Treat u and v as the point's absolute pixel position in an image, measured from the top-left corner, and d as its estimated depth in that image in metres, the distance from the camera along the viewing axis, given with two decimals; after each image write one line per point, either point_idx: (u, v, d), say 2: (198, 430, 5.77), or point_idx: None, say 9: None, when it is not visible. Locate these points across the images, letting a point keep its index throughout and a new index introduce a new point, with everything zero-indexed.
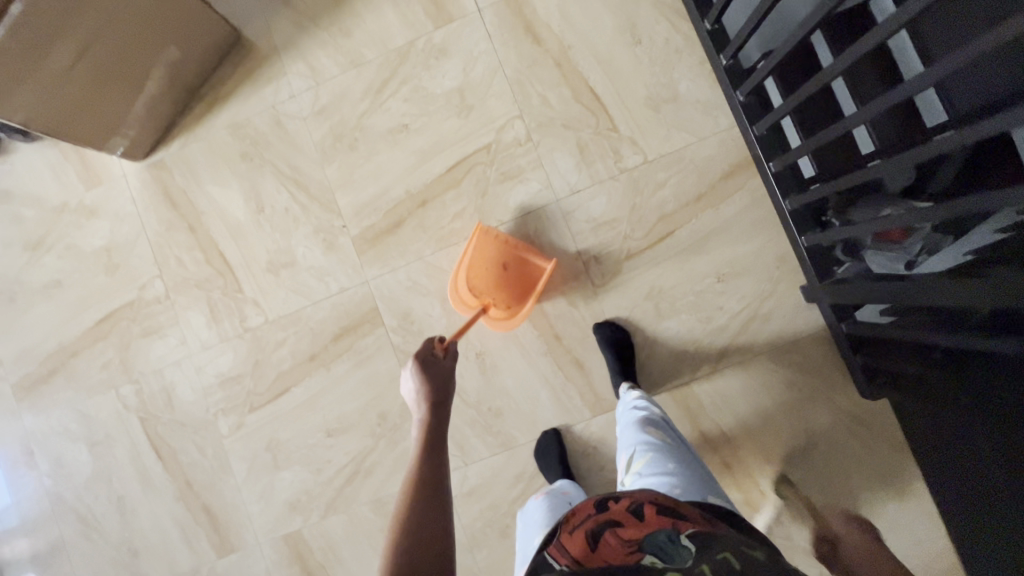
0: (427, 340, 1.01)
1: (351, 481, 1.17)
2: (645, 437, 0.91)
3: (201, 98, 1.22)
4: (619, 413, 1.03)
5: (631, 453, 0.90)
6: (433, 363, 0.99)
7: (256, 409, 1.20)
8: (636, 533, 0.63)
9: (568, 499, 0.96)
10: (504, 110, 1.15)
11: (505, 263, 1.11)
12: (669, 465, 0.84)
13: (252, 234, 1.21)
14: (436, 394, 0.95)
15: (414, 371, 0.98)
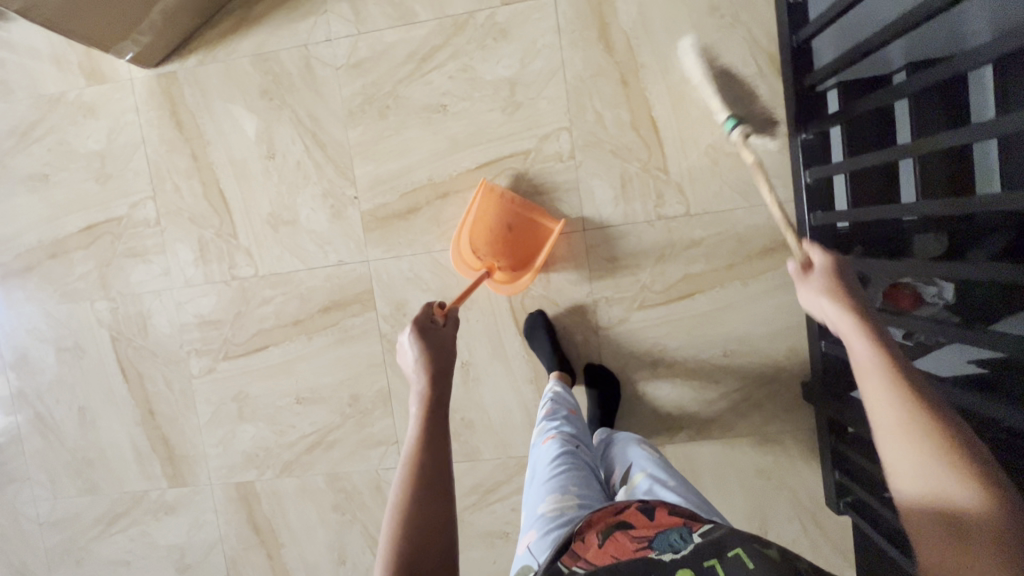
0: (426, 304, 0.88)
1: (311, 450, 1.18)
2: (639, 451, 0.83)
3: (228, 14, 1.10)
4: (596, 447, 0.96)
5: (626, 467, 0.81)
6: (434, 329, 0.85)
7: (231, 358, 1.17)
8: (646, 530, 0.60)
9: (571, 442, 0.83)
10: (553, 119, 1.05)
11: (510, 225, 1.06)
12: (671, 482, 0.74)
13: (257, 180, 1.13)
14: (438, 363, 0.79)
15: (413, 340, 0.81)
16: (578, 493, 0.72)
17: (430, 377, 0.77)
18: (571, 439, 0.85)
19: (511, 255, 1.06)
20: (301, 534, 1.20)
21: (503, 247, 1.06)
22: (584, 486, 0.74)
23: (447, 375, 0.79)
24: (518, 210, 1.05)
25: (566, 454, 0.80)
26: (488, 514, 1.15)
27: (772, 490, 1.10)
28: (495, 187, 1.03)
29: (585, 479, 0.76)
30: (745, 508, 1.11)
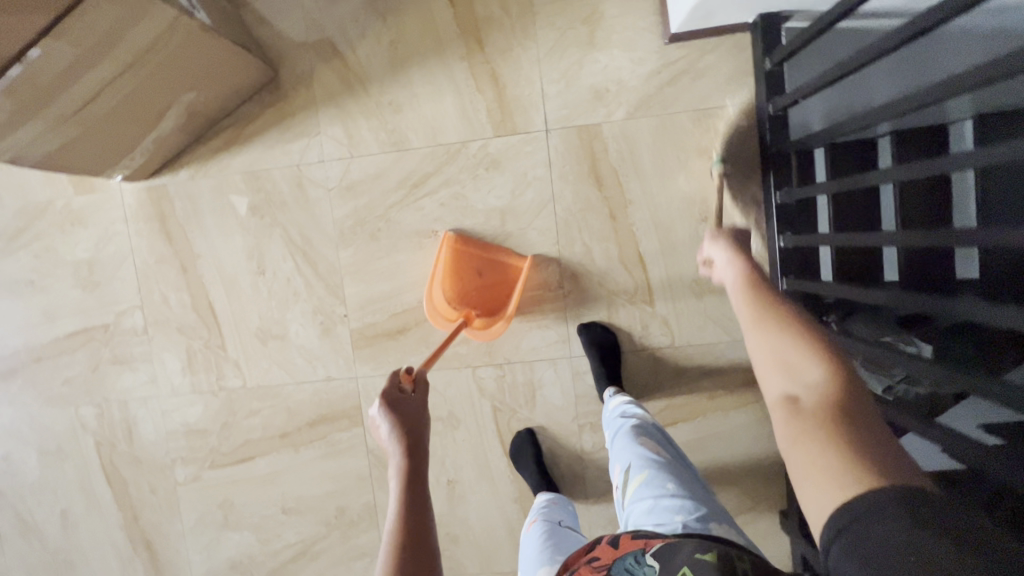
0: (392, 372, 0.85)
1: (295, 560, 1.18)
2: (639, 449, 0.84)
3: (221, 131, 1.09)
4: (604, 419, 0.97)
5: (627, 468, 0.82)
6: (404, 401, 0.82)
7: (216, 467, 1.17)
8: (609, 560, 0.65)
9: (560, 522, 0.90)
10: (542, 248, 1.07)
11: (478, 270, 1.07)
12: (668, 485, 0.77)
13: (247, 294, 1.13)
14: (409, 431, 0.79)
15: (382, 415, 0.80)
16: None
17: (406, 455, 0.76)
18: (559, 518, 0.91)
19: (489, 301, 1.07)
20: None
21: (479, 295, 1.08)
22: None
23: (422, 443, 0.79)
24: (492, 258, 1.07)
25: (556, 535, 0.86)
26: None
27: None
28: (460, 238, 1.05)
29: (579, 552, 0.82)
30: None
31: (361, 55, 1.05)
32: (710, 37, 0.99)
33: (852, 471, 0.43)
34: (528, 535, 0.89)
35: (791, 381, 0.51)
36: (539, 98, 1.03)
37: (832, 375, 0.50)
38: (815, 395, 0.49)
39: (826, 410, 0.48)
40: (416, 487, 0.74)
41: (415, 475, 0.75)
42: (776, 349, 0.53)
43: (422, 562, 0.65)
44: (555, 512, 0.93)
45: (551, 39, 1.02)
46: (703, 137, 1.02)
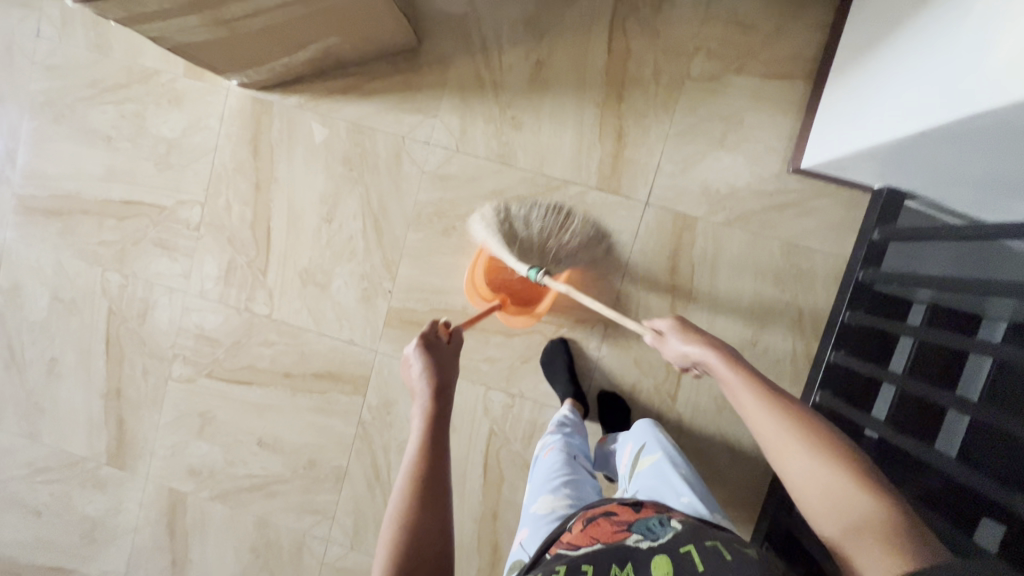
0: (431, 321, 0.87)
1: (251, 490, 1.21)
2: (654, 434, 0.89)
3: (344, 74, 1.10)
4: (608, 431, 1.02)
5: (638, 450, 0.88)
6: (439, 348, 0.83)
7: (212, 379, 1.19)
8: (628, 519, 0.65)
9: (573, 454, 0.90)
10: (596, 307, 1.09)
11: None
12: (676, 471, 0.81)
13: (306, 233, 1.14)
14: (438, 378, 0.79)
15: (415, 355, 0.81)
16: (572, 498, 0.79)
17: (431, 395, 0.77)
18: (576, 453, 0.90)
19: (525, 291, 1.09)
20: (210, 558, 1.23)
21: (515, 281, 1.09)
22: (579, 492, 0.81)
23: (450, 388, 0.79)
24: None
25: (556, 463, 0.86)
26: None
27: None
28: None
29: (581, 484, 0.83)
30: None
31: (504, 61, 1.06)
32: (833, 183, 1.01)
33: (860, 506, 0.56)
34: (541, 458, 0.90)
35: (836, 506, 0.57)
36: (652, 171, 1.05)
37: (878, 500, 0.55)
38: (864, 520, 0.55)
39: (884, 532, 0.53)
40: (438, 427, 0.74)
41: (438, 416, 0.75)
42: (809, 465, 0.60)
43: (439, 499, 0.66)
44: (572, 445, 0.92)
45: (686, 123, 1.04)
46: (784, 269, 1.05)
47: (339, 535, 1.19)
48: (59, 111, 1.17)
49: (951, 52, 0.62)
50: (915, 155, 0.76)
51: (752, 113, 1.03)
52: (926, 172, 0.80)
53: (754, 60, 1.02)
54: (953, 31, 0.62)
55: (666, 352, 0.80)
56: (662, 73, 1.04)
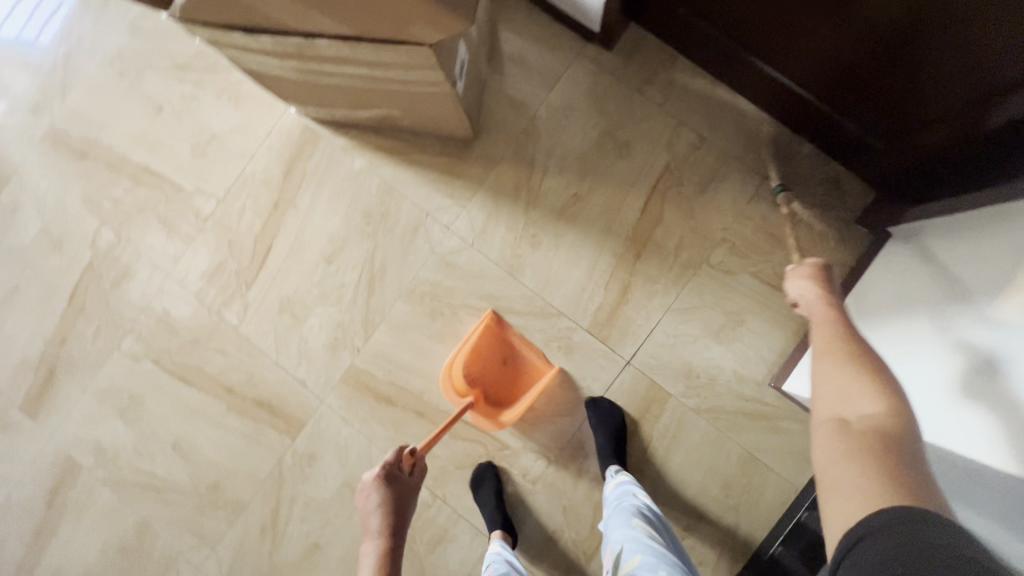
0: (398, 449, 0.88)
1: (148, 487, 1.17)
2: (632, 530, 0.85)
3: (396, 138, 1.14)
4: (608, 499, 0.96)
5: (619, 551, 0.83)
6: (400, 481, 0.86)
7: (157, 366, 1.17)
8: None
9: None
10: (545, 441, 1.08)
11: (504, 359, 1.08)
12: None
13: (303, 265, 1.15)
14: (393, 517, 0.83)
15: (376, 488, 0.84)
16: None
17: (383, 534, 0.81)
18: None
19: (501, 390, 1.07)
20: (78, 540, 1.18)
21: (493, 377, 1.08)
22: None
23: (402, 525, 0.83)
24: (526, 350, 1.07)
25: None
26: None
27: None
28: (500, 321, 1.07)
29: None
30: None
31: (545, 183, 1.10)
32: (807, 414, 1.02)
33: (864, 397, 0.56)
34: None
35: (848, 411, 0.56)
36: (643, 335, 1.06)
37: (888, 413, 0.54)
38: (872, 426, 0.53)
39: (867, 434, 0.53)
40: (388, 571, 0.77)
41: (389, 557, 0.79)
42: (842, 386, 0.59)
43: None
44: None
45: (690, 303, 1.06)
46: (735, 476, 1.04)
47: (212, 567, 1.14)
48: (126, 68, 1.21)
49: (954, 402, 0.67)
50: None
51: (754, 318, 1.05)
52: None
53: (771, 270, 1.05)
54: (960, 378, 0.67)
55: (791, 288, 0.75)
56: (684, 249, 1.07)
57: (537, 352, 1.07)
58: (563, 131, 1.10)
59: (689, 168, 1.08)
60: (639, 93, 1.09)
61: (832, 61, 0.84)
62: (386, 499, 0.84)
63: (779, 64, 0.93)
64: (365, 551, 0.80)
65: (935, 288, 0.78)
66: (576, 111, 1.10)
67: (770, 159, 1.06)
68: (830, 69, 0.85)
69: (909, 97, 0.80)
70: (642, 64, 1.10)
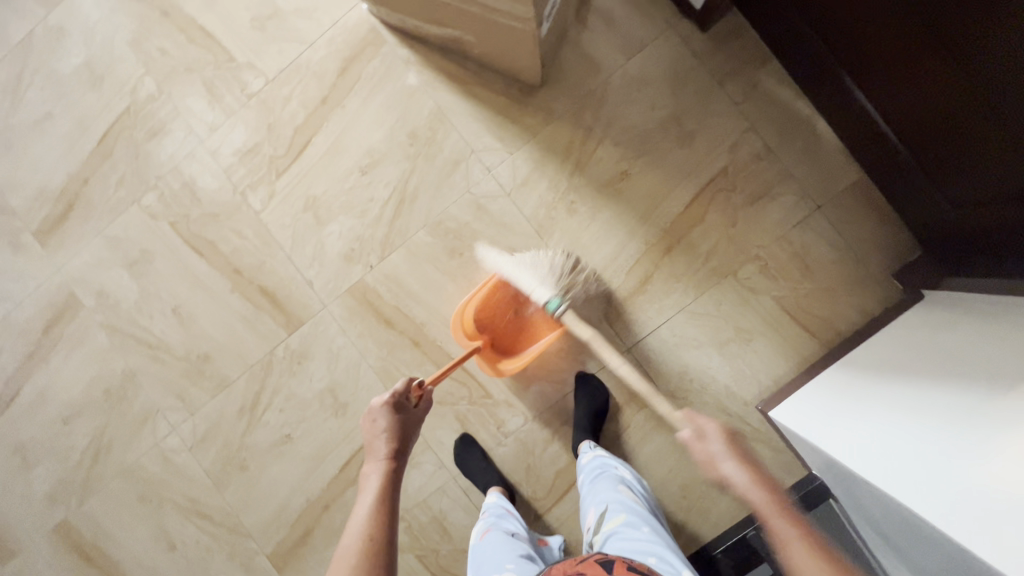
0: (405, 381, 0.89)
1: (142, 342, 1.20)
2: (616, 492, 0.88)
3: (461, 65, 1.09)
4: (580, 470, 0.99)
5: (603, 510, 0.85)
6: (406, 409, 0.88)
7: (173, 229, 1.18)
8: None
9: (509, 533, 0.90)
10: (527, 401, 1.11)
11: (515, 309, 1.08)
12: (642, 528, 0.79)
13: (338, 170, 1.13)
14: (397, 441, 0.86)
15: (383, 413, 0.87)
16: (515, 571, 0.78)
17: (390, 456, 0.84)
18: (512, 531, 0.91)
19: (507, 339, 1.09)
20: (66, 372, 1.22)
21: (503, 325, 1.09)
22: (521, 566, 0.80)
23: (407, 449, 0.87)
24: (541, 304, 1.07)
25: (500, 547, 0.85)
26: (179, 521, 1.20)
27: None
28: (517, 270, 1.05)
29: (523, 564, 0.81)
30: None
31: (597, 152, 1.07)
32: (784, 444, 1.04)
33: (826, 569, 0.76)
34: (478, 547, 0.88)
35: None
36: (649, 327, 1.07)
37: None
38: None
39: None
40: (392, 489, 0.81)
41: (393, 477, 0.83)
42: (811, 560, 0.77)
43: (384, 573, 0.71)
44: (501, 523, 0.93)
45: (705, 309, 1.06)
46: (697, 481, 1.07)
47: (187, 430, 1.19)
48: None
49: (939, 463, 0.70)
50: (865, 492, 0.82)
51: (762, 340, 1.05)
52: (861, 505, 0.86)
53: (794, 299, 1.04)
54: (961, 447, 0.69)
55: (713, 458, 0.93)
56: (716, 255, 1.05)
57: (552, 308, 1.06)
58: (631, 103, 1.06)
59: (745, 176, 1.04)
60: (718, 85, 1.04)
61: (936, 115, 0.78)
62: (392, 425, 0.86)
63: (876, 98, 0.87)
64: (369, 469, 0.84)
65: (956, 361, 0.79)
66: (649, 86, 1.05)
67: (828, 189, 1.03)
68: (931, 121, 0.80)
69: (1000, 182, 0.76)
70: (730, 56, 1.04)
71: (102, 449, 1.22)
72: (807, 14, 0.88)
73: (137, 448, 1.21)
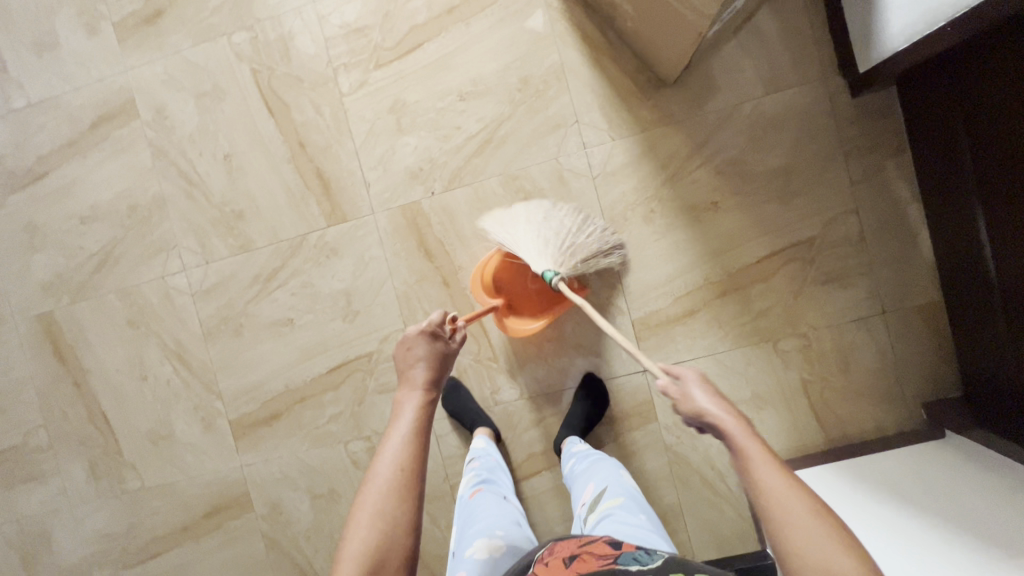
0: (438, 313, 0.93)
1: (182, 174, 1.17)
2: (618, 479, 0.88)
3: (600, 31, 1.04)
4: (569, 457, 0.99)
5: (599, 493, 0.86)
6: (440, 342, 0.92)
7: (253, 78, 1.13)
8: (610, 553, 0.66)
9: (501, 495, 0.94)
10: (530, 379, 1.10)
11: (536, 272, 1.05)
12: (638, 516, 0.79)
13: (437, 84, 1.08)
14: (432, 371, 0.88)
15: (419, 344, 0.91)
16: (503, 539, 0.82)
17: (425, 385, 0.87)
18: (501, 494, 0.94)
19: (527, 303, 1.06)
20: (99, 173, 1.19)
21: (523, 288, 1.06)
22: (510, 533, 0.84)
23: (441, 382, 0.89)
24: (559, 271, 1.03)
25: (492, 507, 0.89)
26: (158, 355, 1.21)
27: None
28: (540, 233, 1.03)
29: (512, 528, 0.86)
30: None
31: (696, 172, 1.03)
32: (751, 514, 1.05)
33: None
34: (471, 501, 0.92)
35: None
36: (673, 358, 1.06)
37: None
38: None
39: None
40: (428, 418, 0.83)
41: (428, 406, 0.85)
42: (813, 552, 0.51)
43: (412, 489, 0.73)
44: (494, 480, 0.97)
45: (733, 362, 1.05)
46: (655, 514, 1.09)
47: (197, 275, 1.18)
48: None
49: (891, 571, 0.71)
50: None
51: (773, 414, 1.04)
52: None
53: (820, 388, 1.03)
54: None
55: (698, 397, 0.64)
56: (765, 317, 1.03)
57: (569, 277, 1.03)
58: (750, 139, 1.02)
59: (828, 254, 1.01)
60: (843, 156, 1.00)
61: None
62: (428, 355, 0.89)
63: (997, 234, 0.82)
64: (405, 394, 0.86)
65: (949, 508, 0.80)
66: (774, 129, 1.01)
67: (902, 300, 1.01)
68: None
69: None
70: (867, 132, 1.00)
71: (109, 261, 1.21)
72: (972, 134, 0.83)
73: (142, 273, 1.20)
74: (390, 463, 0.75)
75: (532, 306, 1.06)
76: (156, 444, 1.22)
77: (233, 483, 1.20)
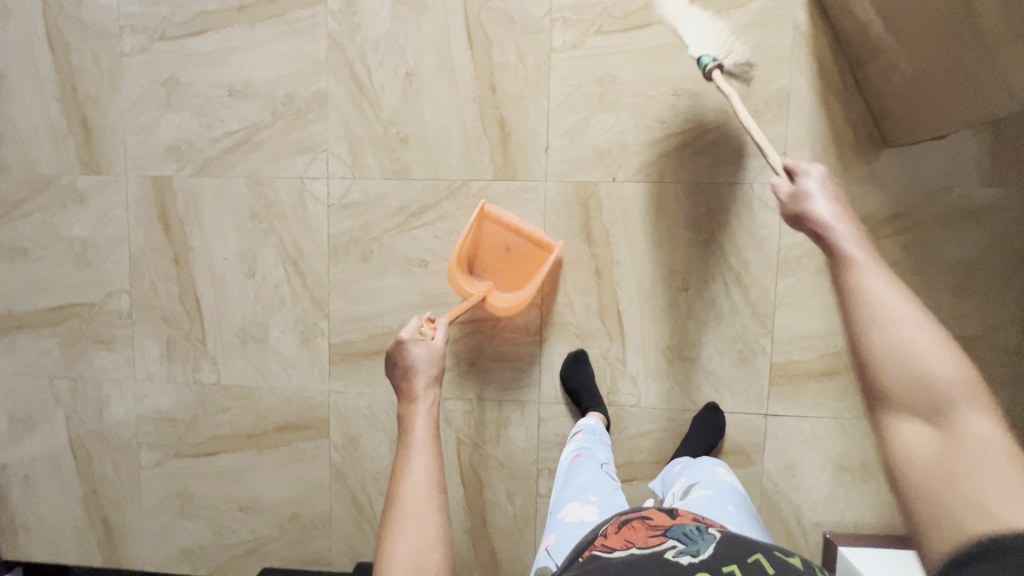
0: (415, 318, 1.00)
1: (354, 78, 1.09)
2: (713, 474, 0.92)
3: (837, 72, 1.00)
4: (667, 465, 1.03)
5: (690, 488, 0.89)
6: (427, 341, 0.97)
7: (462, 1, 1.05)
8: (664, 524, 0.71)
9: (599, 462, 0.93)
10: (650, 390, 1.09)
11: (505, 249, 1.06)
12: (727, 507, 0.83)
13: (654, 72, 1.03)
14: (428, 374, 0.95)
15: (409, 354, 0.95)
16: (597, 504, 0.83)
17: (425, 390, 0.93)
18: (600, 460, 0.94)
19: (509, 277, 1.07)
20: (264, 49, 1.10)
21: (495, 266, 1.07)
22: (603, 499, 0.84)
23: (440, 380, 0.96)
24: (519, 234, 1.04)
25: (590, 473, 0.90)
26: (273, 255, 1.14)
27: (280, 519, 1.20)
28: (488, 211, 1.04)
29: (608, 496, 0.85)
30: (263, 492, 1.20)
31: (883, 240, 1.02)
32: None
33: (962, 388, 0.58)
34: (569, 468, 0.94)
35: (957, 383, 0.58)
36: (797, 409, 1.06)
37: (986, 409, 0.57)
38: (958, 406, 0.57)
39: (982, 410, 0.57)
40: (433, 422, 0.91)
41: (432, 408, 0.92)
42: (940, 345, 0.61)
43: (433, 496, 0.83)
44: (593, 448, 0.96)
45: (853, 431, 1.06)
46: None
47: (339, 188, 1.12)
48: None
49: None
50: None
51: (874, 489, 1.07)
52: None
53: None
54: None
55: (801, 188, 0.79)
56: None
57: (530, 234, 1.03)
58: (946, 224, 1.01)
59: (980, 357, 1.02)
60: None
61: None
62: (420, 359, 0.95)
63: None
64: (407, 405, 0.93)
65: None
66: (971, 222, 1.00)
67: None
68: None
69: None
70: None
71: (248, 143, 1.13)
72: None
73: (280, 167, 1.12)
74: (411, 477, 0.84)
75: (514, 279, 1.07)
76: (243, 343, 1.17)
77: (314, 406, 1.17)
